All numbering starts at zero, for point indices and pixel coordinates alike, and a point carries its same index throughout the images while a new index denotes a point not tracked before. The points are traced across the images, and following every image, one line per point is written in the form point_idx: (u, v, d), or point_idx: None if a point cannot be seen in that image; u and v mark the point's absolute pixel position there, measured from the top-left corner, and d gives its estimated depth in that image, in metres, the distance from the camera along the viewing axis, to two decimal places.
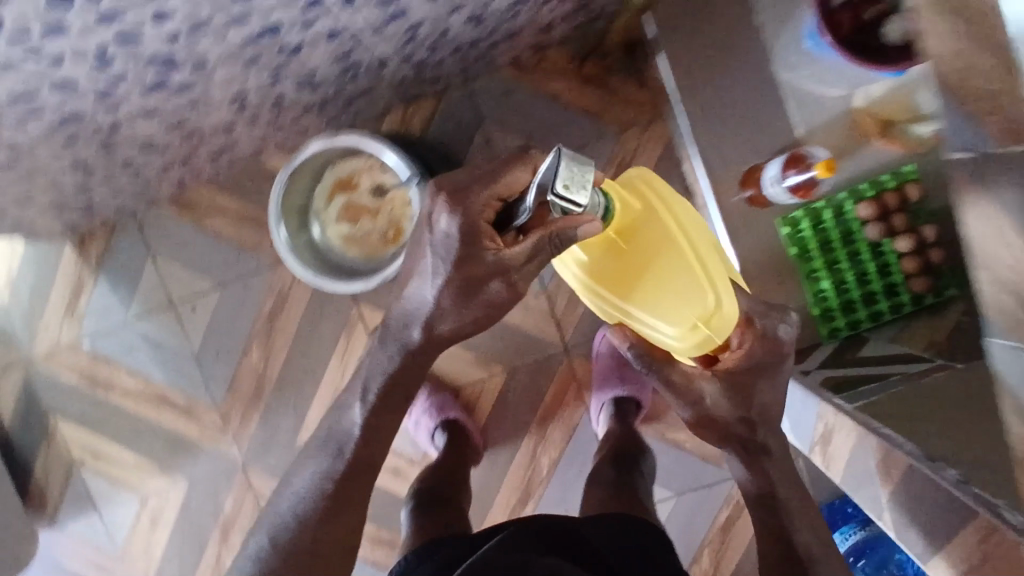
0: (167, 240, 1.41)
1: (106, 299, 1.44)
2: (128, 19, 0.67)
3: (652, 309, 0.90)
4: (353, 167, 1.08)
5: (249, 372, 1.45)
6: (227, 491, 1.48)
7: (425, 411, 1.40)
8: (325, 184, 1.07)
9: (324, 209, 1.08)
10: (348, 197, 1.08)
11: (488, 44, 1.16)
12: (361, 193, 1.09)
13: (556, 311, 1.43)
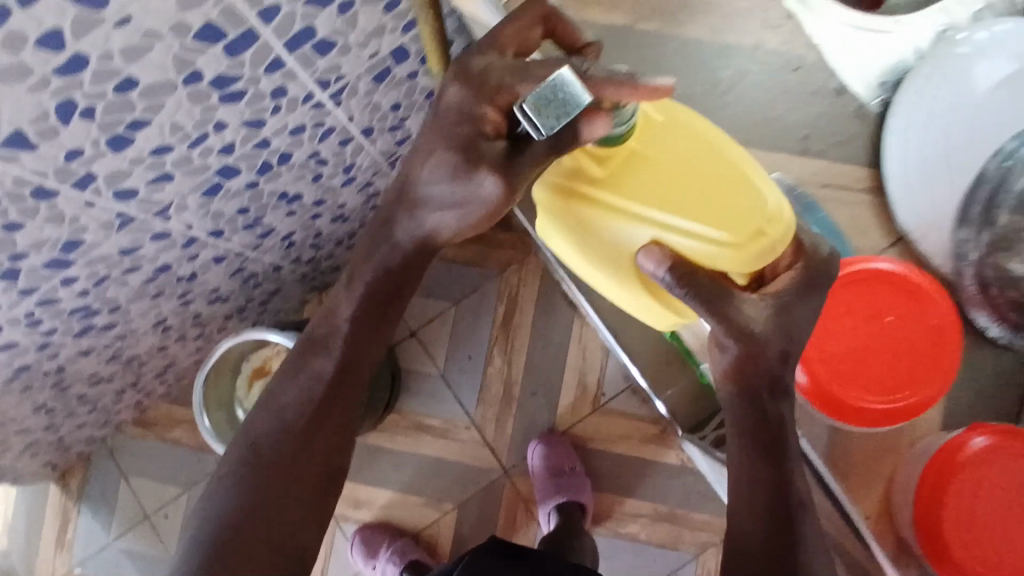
0: (136, 459, 1.59)
1: (89, 526, 1.59)
2: (43, 290, 0.93)
3: (683, 211, 0.85)
4: (269, 355, 1.31)
5: None
6: None
7: (387, 557, 1.49)
8: (248, 377, 1.29)
9: (248, 397, 1.28)
10: (267, 380, 1.29)
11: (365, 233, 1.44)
12: (278, 375, 1.30)
13: (487, 437, 1.58)
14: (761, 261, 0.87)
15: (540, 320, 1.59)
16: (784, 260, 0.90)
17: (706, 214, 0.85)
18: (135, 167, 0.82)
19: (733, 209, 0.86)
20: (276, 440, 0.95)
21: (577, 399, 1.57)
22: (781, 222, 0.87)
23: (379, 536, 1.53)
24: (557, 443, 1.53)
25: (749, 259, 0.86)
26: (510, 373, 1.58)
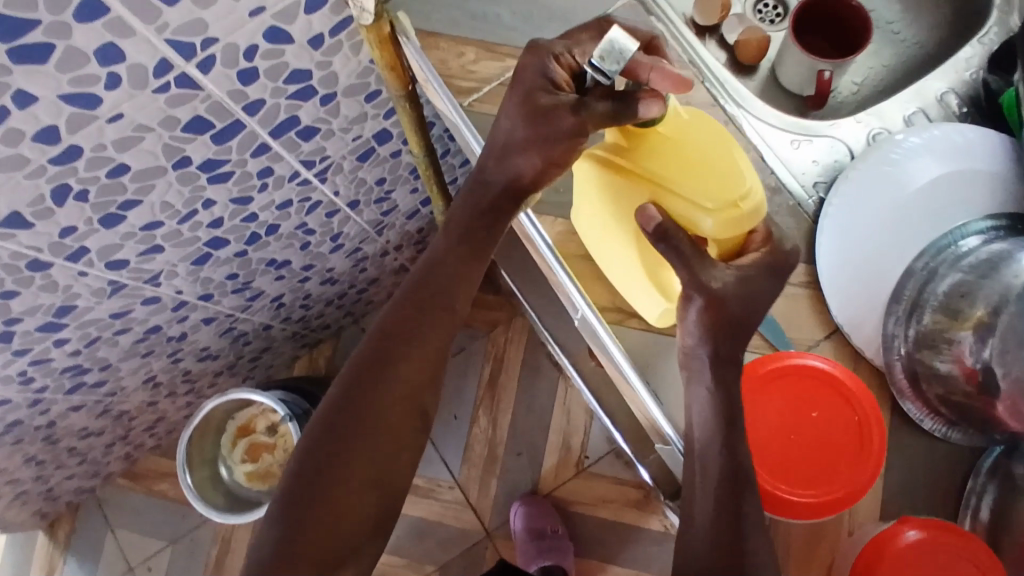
0: (123, 512, 1.61)
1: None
2: (36, 350, 0.97)
3: (711, 194, 0.68)
4: (254, 414, 1.34)
5: None
6: None
7: None
8: (234, 436, 1.33)
9: (233, 457, 1.31)
10: (252, 440, 1.33)
11: (354, 294, 1.49)
12: (264, 435, 1.34)
13: (470, 498, 1.58)
14: (723, 228, 0.70)
15: (525, 381, 1.62)
16: (755, 240, 0.73)
17: (667, 172, 0.70)
18: (127, 241, 0.87)
19: (709, 172, 0.69)
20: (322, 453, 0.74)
21: (561, 460, 1.58)
22: (757, 194, 0.69)
23: None
24: (536, 505, 1.53)
25: (726, 225, 0.69)
26: (495, 434, 1.60)
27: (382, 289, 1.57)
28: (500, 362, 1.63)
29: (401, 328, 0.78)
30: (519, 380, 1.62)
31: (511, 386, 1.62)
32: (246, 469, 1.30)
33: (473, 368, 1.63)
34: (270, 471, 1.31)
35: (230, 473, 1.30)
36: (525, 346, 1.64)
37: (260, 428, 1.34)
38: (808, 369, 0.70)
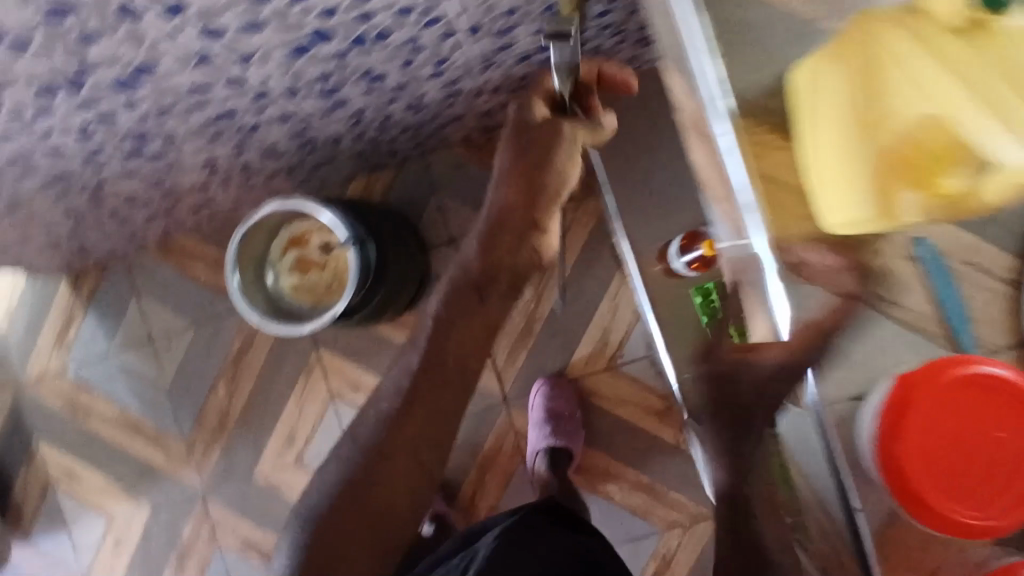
0: (151, 283, 1.60)
1: (93, 332, 1.62)
2: (103, 107, 0.87)
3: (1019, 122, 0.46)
4: (309, 228, 1.27)
5: (215, 407, 1.60)
6: (188, 516, 1.61)
7: None
8: (285, 244, 1.26)
9: (280, 266, 1.25)
10: (303, 253, 1.26)
11: (433, 126, 1.36)
12: (315, 251, 1.27)
13: (496, 362, 1.57)
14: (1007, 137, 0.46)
15: (580, 265, 1.55)
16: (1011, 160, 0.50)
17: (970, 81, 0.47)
18: (228, 11, 0.73)
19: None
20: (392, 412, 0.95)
21: (595, 351, 1.55)
22: None
23: None
24: (562, 390, 1.52)
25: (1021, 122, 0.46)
26: (535, 308, 1.56)
27: (460, 129, 1.44)
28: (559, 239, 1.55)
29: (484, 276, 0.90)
30: (574, 263, 1.55)
31: (564, 266, 1.56)
32: (291, 281, 1.25)
33: None
34: (317, 290, 1.27)
35: (274, 281, 1.24)
36: (590, 230, 1.55)
37: (313, 242, 1.27)
38: (990, 375, 0.78)
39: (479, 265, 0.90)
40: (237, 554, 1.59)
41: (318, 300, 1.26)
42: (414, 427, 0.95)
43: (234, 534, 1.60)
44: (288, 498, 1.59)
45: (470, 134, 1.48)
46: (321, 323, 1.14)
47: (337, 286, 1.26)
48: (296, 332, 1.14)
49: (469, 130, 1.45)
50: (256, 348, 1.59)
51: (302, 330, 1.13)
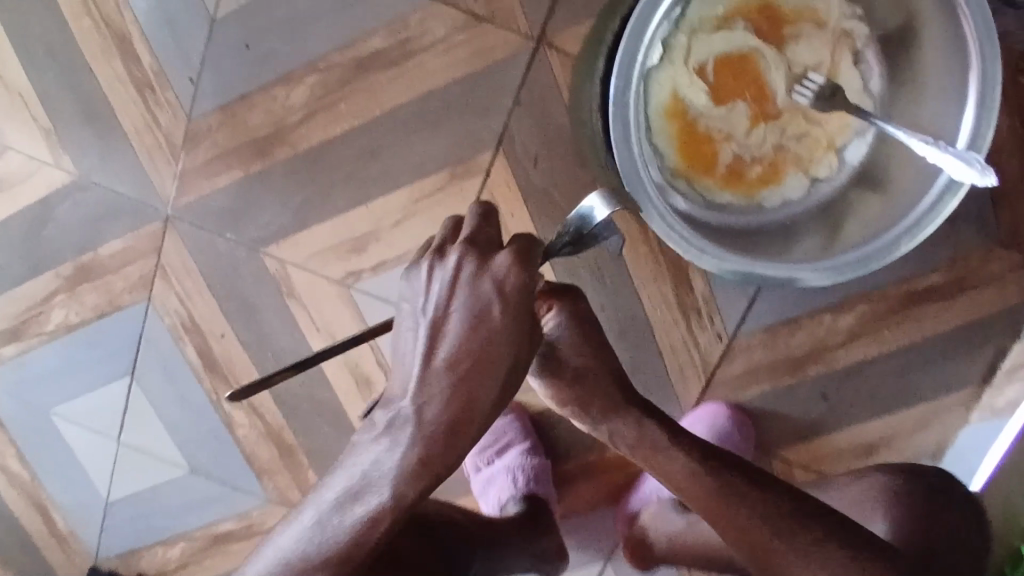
0: None
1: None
2: None
3: None
4: (814, 16, 0.71)
5: (268, 110, 0.86)
6: (125, 227, 0.91)
7: (505, 471, 0.92)
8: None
9: (709, 34, 0.70)
10: (762, 49, 0.70)
11: None
12: (779, 68, 0.70)
13: (717, 370, 0.92)
14: None
15: (947, 342, 0.87)
16: None
17: None
18: None
19: None
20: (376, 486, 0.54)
21: (857, 450, 0.92)
22: None
23: (514, 435, 0.94)
24: (741, 436, 0.90)
25: None
26: (832, 349, 0.89)
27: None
28: (956, 290, 0.86)
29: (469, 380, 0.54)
30: (940, 333, 0.87)
31: (924, 328, 0.87)
32: (693, 82, 0.69)
33: (921, 253, 0.85)
34: (706, 135, 0.71)
35: (682, 48, 0.69)
36: (1002, 307, 0.86)
37: (792, 50, 0.71)
38: None
39: (474, 356, 0.54)
40: (168, 330, 0.95)
41: (691, 164, 0.72)
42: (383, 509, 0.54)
43: (179, 302, 0.94)
44: (293, 316, 0.93)
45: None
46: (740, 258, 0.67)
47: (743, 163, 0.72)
48: (677, 240, 0.66)
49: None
50: (401, 76, 0.84)
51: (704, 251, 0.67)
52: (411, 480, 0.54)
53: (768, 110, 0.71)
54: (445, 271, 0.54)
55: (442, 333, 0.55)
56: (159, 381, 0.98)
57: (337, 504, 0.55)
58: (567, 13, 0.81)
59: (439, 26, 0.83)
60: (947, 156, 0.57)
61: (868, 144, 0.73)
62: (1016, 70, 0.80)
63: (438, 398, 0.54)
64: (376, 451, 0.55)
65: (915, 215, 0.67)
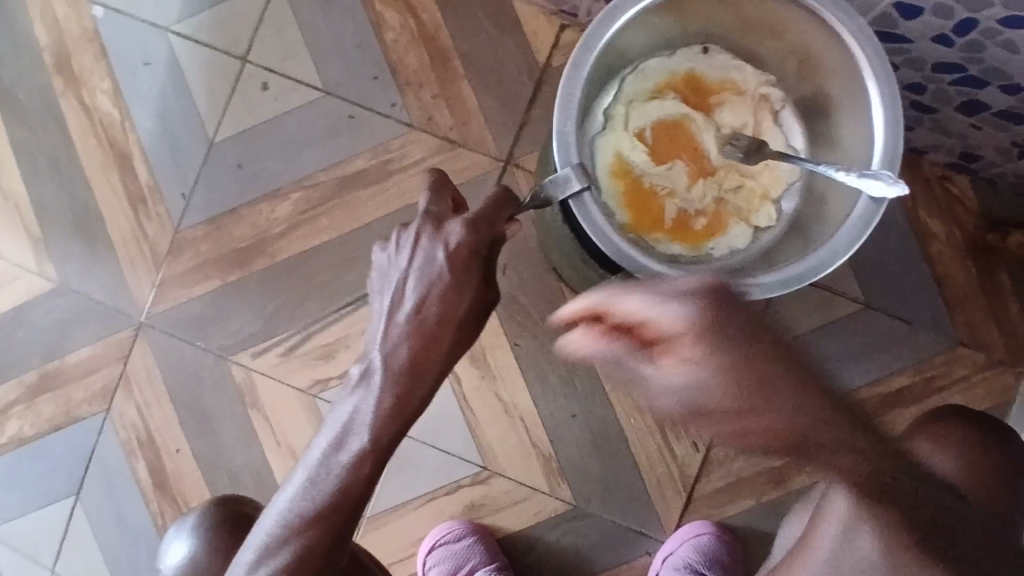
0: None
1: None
2: None
3: None
4: (734, 85, 0.68)
5: (253, 223, 0.91)
6: (96, 335, 0.92)
7: None
8: (676, 71, 0.67)
9: (646, 104, 0.66)
10: (695, 115, 0.66)
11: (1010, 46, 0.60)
12: (710, 130, 0.66)
13: (695, 485, 0.87)
14: None
15: None
16: None
17: None
18: None
19: None
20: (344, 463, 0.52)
21: None
22: None
23: (478, 556, 0.86)
24: (723, 552, 0.84)
25: None
26: (812, 459, 0.86)
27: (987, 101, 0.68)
28: (925, 392, 0.85)
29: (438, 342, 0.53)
30: None
31: (902, 433, 0.86)
32: (635, 145, 0.65)
33: (887, 356, 0.86)
34: (647, 189, 0.65)
35: (620, 116, 0.65)
36: (975, 411, 0.85)
37: (717, 115, 0.67)
38: None
39: (441, 320, 0.52)
40: (121, 444, 0.91)
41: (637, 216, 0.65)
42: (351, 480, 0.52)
43: (137, 413, 0.91)
44: (254, 428, 0.90)
45: (967, 130, 0.75)
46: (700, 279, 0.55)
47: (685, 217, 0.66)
48: (623, 254, 0.56)
49: (979, 128, 0.73)
50: (380, 193, 0.90)
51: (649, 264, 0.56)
52: (382, 421, 0.52)
53: (704, 166, 0.66)
54: (409, 242, 0.53)
55: (403, 296, 0.53)
56: (104, 501, 0.91)
57: (322, 454, 0.53)
58: (532, 139, 0.89)
59: (414, 148, 0.90)
60: (859, 178, 0.54)
61: (801, 194, 0.66)
62: (946, 177, 0.84)
63: (404, 344, 0.52)
64: (342, 417, 0.53)
65: (844, 234, 0.57)
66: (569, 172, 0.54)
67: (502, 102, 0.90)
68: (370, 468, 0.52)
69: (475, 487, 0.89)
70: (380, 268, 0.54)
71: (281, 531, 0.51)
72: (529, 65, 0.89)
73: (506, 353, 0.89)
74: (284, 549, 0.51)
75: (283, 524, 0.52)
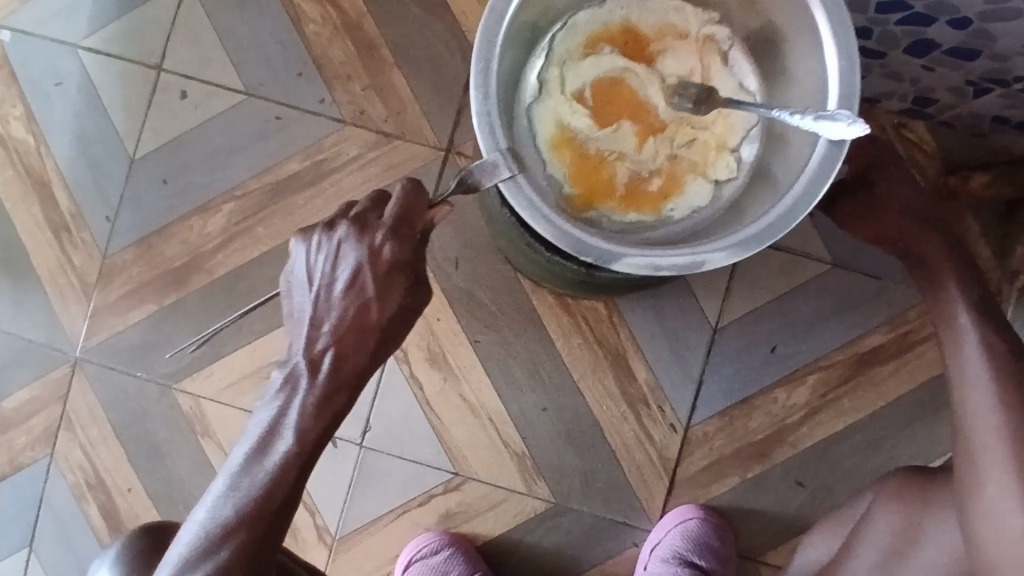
0: None
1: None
2: None
3: None
4: (672, 28, 0.54)
5: (185, 240, 0.86)
6: (30, 376, 0.86)
7: None
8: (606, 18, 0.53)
9: (579, 63, 0.52)
10: (634, 67, 0.52)
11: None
12: (654, 78, 0.52)
13: (677, 468, 0.84)
14: None
15: (910, 405, 0.82)
16: None
17: None
18: None
19: None
20: (266, 473, 0.46)
21: None
22: None
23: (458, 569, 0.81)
24: (714, 537, 0.80)
25: None
26: (794, 428, 0.83)
27: (936, 40, 0.64)
28: (902, 348, 0.82)
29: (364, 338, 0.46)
30: (901, 396, 0.82)
31: (882, 391, 0.82)
32: (574, 109, 0.51)
33: (860, 315, 0.83)
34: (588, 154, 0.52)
35: (553, 79, 0.52)
36: None
37: (660, 66, 0.53)
38: None
39: (367, 312, 0.46)
40: (70, 489, 0.85)
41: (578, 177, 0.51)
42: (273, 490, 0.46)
43: (84, 454, 0.85)
44: (209, 457, 0.85)
45: (918, 72, 0.71)
46: (653, 255, 0.45)
47: (638, 180, 0.52)
48: (568, 239, 0.44)
49: (931, 69, 0.69)
50: (318, 195, 0.85)
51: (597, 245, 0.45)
52: (305, 432, 0.46)
53: (651, 119, 0.52)
54: (328, 241, 0.45)
55: (324, 304, 0.45)
56: (56, 552, 0.85)
57: (240, 466, 0.46)
58: (470, 124, 0.84)
59: (349, 145, 0.85)
60: (811, 118, 0.43)
61: (763, 139, 0.52)
62: (902, 123, 0.80)
63: (330, 344, 0.45)
64: (263, 423, 0.46)
65: (807, 180, 0.46)
66: (495, 159, 0.43)
67: (435, 88, 0.85)
68: (295, 478, 0.46)
69: (449, 494, 0.84)
70: (296, 266, 0.46)
71: (198, 547, 0.45)
72: (460, 47, 0.85)
73: (468, 350, 0.84)
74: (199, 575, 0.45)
75: (202, 539, 0.46)
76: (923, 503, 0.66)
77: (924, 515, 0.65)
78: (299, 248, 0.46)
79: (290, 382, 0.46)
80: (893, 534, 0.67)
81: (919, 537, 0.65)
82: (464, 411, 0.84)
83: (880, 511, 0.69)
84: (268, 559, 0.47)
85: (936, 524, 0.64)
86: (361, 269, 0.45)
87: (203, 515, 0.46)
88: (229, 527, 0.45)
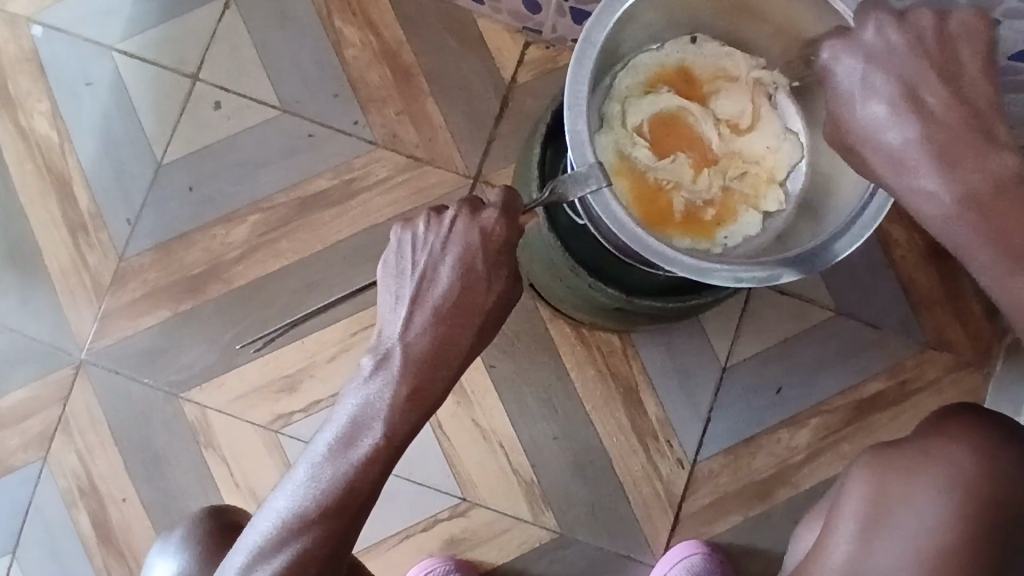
0: (263, 9, 0.88)
1: (114, 3, 0.87)
2: None
3: None
4: (725, 72, 0.56)
5: (206, 247, 0.85)
6: (30, 376, 0.83)
7: None
8: (668, 60, 0.56)
9: (640, 98, 0.55)
10: (691, 104, 0.55)
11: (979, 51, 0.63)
12: (710, 116, 0.55)
13: (683, 503, 0.85)
14: None
15: None
16: None
17: None
18: None
19: None
20: (353, 462, 0.47)
21: None
22: None
23: None
24: None
25: None
26: (796, 470, 0.86)
27: None
28: (899, 396, 0.86)
29: (461, 329, 0.48)
30: None
31: (880, 437, 0.86)
32: (635, 140, 0.54)
33: (861, 363, 0.87)
34: (651, 181, 0.53)
35: (615, 113, 0.54)
36: None
37: (714, 105, 0.56)
38: None
39: (468, 302, 0.48)
40: (60, 495, 0.82)
41: (643, 206, 0.53)
42: (359, 478, 0.46)
43: (79, 460, 0.82)
44: (211, 469, 0.83)
45: None
46: (735, 266, 0.47)
47: (694, 210, 0.54)
48: (649, 249, 0.46)
49: None
50: (346, 213, 0.86)
51: (677, 256, 0.46)
52: (399, 415, 0.47)
53: (707, 152, 0.55)
54: (436, 228, 0.48)
55: (427, 288, 0.48)
56: (39, 561, 0.81)
57: (327, 452, 0.47)
58: (500, 155, 0.87)
59: (380, 165, 0.87)
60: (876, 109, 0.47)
61: (810, 177, 0.55)
62: None
63: (429, 333, 0.48)
64: (352, 407, 0.48)
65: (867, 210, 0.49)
66: (589, 169, 0.46)
67: (468, 118, 0.88)
68: (381, 467, 0.47)
69: (455, 520, 0.83)
70: (397, 252, 0.49)
71: (280, 532, 0.46)
72: (495, 82, 0.88)
73: (482, 375, 0.85)
74: (279, 562, 0.45)
75: (279, 526, 0.46)
76: (896, 470, 0.56)
77: (899, 484, 0.56)
78: (404, 233, 0.49)
79: (387, 366, 0.47)
80: (858, 511, 0.57)
81: (891, 510, 0.55)
82: (476, 435, 0.84)
83: (851, 485, 0.58)
84: (344, 551, 0.47)
85: (910, 493, 0.55)
86: (468, 255, 0.48)
87: (283, 502, 0.47)
88: (312, 514, 0.46)
